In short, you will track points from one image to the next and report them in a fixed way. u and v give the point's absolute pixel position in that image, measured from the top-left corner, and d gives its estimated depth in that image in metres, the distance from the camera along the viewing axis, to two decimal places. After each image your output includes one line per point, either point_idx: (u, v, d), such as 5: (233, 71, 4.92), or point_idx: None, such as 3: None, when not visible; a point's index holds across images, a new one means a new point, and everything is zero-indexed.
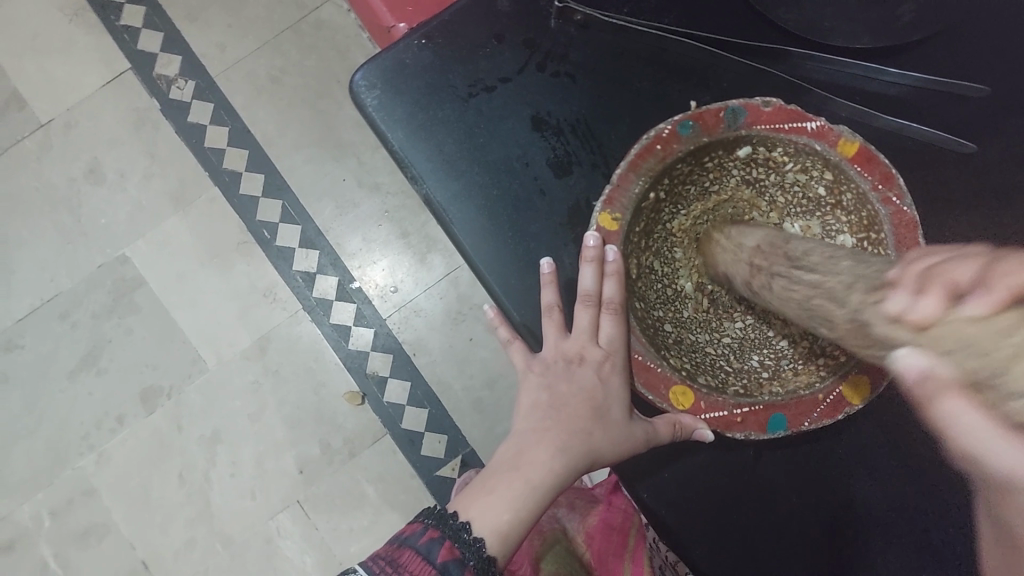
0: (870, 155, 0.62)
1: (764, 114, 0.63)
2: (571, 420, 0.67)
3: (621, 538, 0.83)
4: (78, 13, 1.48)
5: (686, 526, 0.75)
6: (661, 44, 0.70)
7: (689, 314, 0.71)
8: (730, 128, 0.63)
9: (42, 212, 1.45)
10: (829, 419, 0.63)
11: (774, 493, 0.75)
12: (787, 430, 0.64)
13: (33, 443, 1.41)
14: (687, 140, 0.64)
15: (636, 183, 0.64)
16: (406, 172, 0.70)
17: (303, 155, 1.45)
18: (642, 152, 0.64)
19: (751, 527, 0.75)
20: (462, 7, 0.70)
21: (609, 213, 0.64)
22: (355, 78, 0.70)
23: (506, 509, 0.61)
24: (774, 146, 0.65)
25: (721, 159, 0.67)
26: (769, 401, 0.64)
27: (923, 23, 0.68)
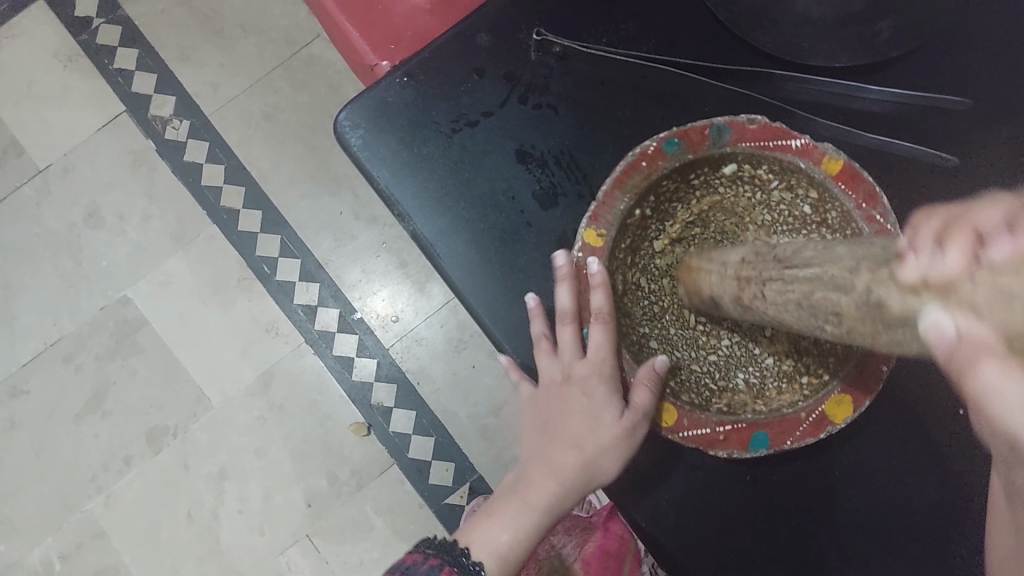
0: (854, 173, 0.62)
1: (749, 131, 0.63)
2: (565, 435, 0.69)
3: (616, 564, 0.90)
4: (72, 59, 1.50)
5: (687, 551, 0.74)
6: (641, 72, 0.70)
7: (676, 332, 0.71)
8: (715, 145, 0.64)
9: (43, 256, 1.46)
10: (811, 437, 0.63)
11: (772, 513, 0.74)
12: (769, 448, 0.64)
13: (41, 488, 1.41)
14: (672, 158, 0.64)
15: (623, 200, 0.64)
16: (394, 210, 0.70)
17: (299, 189, 1.46)
18: (627, 169, 0.64)
19: (752, 548, 0.74)
20: (441, 44, 0.71)
21: (594, 229, 0.64)
22: (339, 119, 0.70)
23: (504, 531, 0.65)
24: (759, 164, 0.65)
25: (707, 178, 0.68)
26: (753, 419, 0.64)
27: (902, 39, 0.68)
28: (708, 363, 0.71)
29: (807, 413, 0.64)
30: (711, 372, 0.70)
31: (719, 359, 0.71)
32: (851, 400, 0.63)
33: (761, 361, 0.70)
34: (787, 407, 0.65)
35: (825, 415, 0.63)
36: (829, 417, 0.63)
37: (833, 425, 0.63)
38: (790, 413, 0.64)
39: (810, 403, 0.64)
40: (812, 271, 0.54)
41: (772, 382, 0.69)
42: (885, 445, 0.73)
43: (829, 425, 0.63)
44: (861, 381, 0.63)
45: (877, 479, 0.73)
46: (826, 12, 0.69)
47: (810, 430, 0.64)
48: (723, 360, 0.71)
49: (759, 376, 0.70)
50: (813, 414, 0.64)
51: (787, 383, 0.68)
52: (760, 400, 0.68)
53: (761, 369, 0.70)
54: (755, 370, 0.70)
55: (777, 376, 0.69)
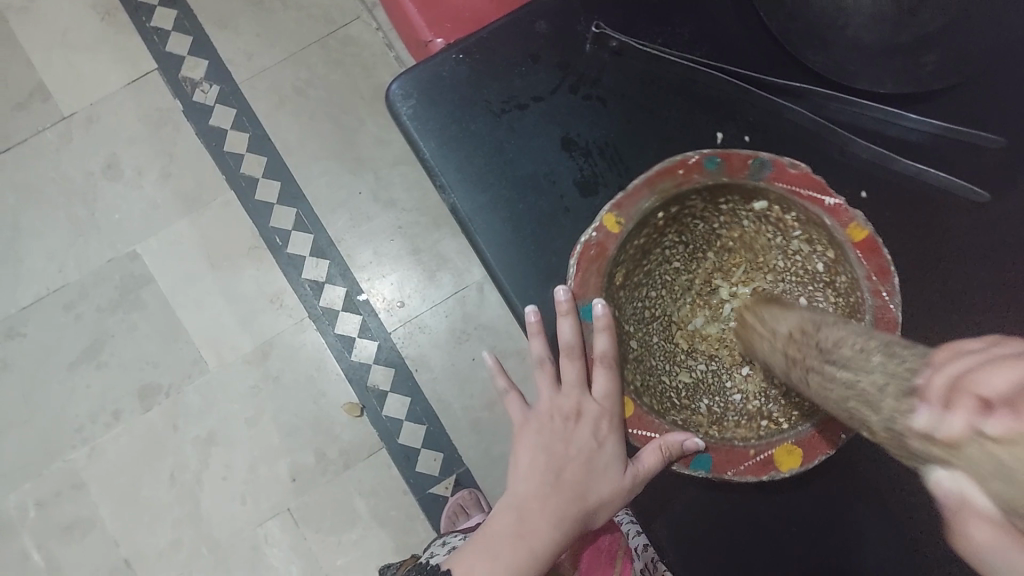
0: (875, 246, 0.62)
1: (789, 174, 0.64)
2: (573, 482, 0.71)
3: (609, 560, 0.92)
4: (111, 12, 1.51)
5: (688, 552, 0.75)
6: (691, 75, 0.72)
7: (657, 346, 0.73)
8: (753, 176, 0.64)
9: (57, 202, 1.46)
10: (752, 476, 0.64)
11: (773, 520, 0.75)
12: (708, 472, 0.65)
13: (25, 433, 1.40)
14: (708, 175, 0.65)
15: (647, 198, 0.65)
16: (435, 181, 0.71)
17: (321, 165, 1.47)
18: (661, 171, 0.65)
19: (751, 555, 0.75)
20: (500, 27, 0.72)
21: (614, 214, 0.64)
22: (392, 88, 0.71)
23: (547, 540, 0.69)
24: (789, 209, 0.65)
25: (735, 206, 0.68)
26: (701, 439, 0.65)
27: (947, 72, 0.70)
28: (677, 381, 0.71)
29: (755, 452, 0.64)
30: (677, 388, 0.71)
31: (689, 380, 0.72)
32: (802, 453, 0.64)
33: (727, 395, 0.71)
34: (739, 440, 0.66)
35: (773, 459, 0.64)
36: (778, 463, 0.64)
37: (778, 471, 0.64)
38: (739, 446, 0.65)
39: (764, 442, 0.65)
40: (847, 376, 0.50)
41: (732, 416, 0.69)
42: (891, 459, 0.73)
43: (773, 470, 0.64)
44: (821, 438, 0.64)
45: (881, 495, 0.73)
46: (874, 41, 0.70)
47: (753, 470, 0.64)
48: (694, 385, 0.72)
49: (722, 407, 0.70)
50: (761, 454, 0.64)
51: (746, 421, 0.69)
52: (716, 426, 0.68)
53: (726, 401, 0.71)
54: (721, 402, 0.71)
55: (740, 413, 0.70)
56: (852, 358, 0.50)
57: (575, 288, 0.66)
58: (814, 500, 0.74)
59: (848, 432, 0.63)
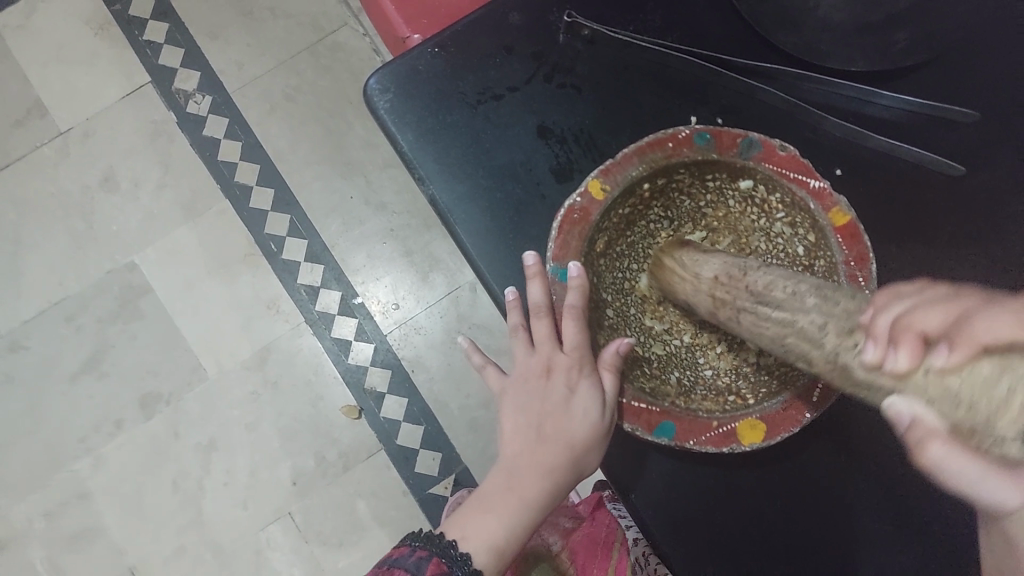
0: (855, 232, 0.63)
1: (777, 156, 0.65)
2: (559, 435, 0.69)
3: (604, 552, 0.94)
4: (103, 27, 1.53)
5: (676, 534, 0.75)
6: (664, 61, 0.73)
7: (634, 316, 0.74)
8: (741, 155, 0.65)
9: (55, 216, 1.48)
10: (713, 446, 0.65)
11: (759, 498, 0.75)
12: (672, 440, 0.66)
13: (29, 444, 1.42)
14: (697, 150, 0.66)
15: (636, 167, 0.66)
16: (413, 173, 0.72)
17: (313, 171, 1.49)
18: (652, 142, 0.66)
19: (738, 534, 0.75)
20: (474, 19, 0.73)
21: (600, 181, 0.65)
22: (369, 82, 0.72)
23: (502, 526, 0.66)
24: (774, 190, 0.66)
25: (721, 184, 0.69)
26: (666, 407, 0.66)
27: (915, 50, 0.70)
28: (650, 352, 0.73)
29: (718, 424, 0.66)
30: (650, 359, 0.72)
31: (663, 352, 0.73)
32: (765, 428, 0.65)
33: (699, 371, 0.73)
34: (704, 411, 0.67)
35: (735, 432, 0.66)
36: (739, 437, 0.66)
37: (739, 444, 0.66)
38: (704, 418, 0.66)
39: (728, 416, 0.66)
40: (783, 317, 0.59)
41: (700, 390, 0.71)
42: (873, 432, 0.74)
43: (733, 443, 0.66)
44: (785, 416, 0.65)
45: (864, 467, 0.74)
46: (846, 19, 0.71)
47: (715, 440, 0.66)
48: (667, 358, 0.73)
49: (692, 381, 0.72)
50: (724, 426, 0.66)
51: (714, 395, 0.70)
52: (683, 397, 0.69)
53: (695, 376, 0.72)
54: (690, 376, 0.72)
55: (708, 387, 0.71)
56: (786, 301, 0.59)
57: (557, 250, 0.66)
58: (796, 475, 0.75)
59: (813, 411, 0.65)
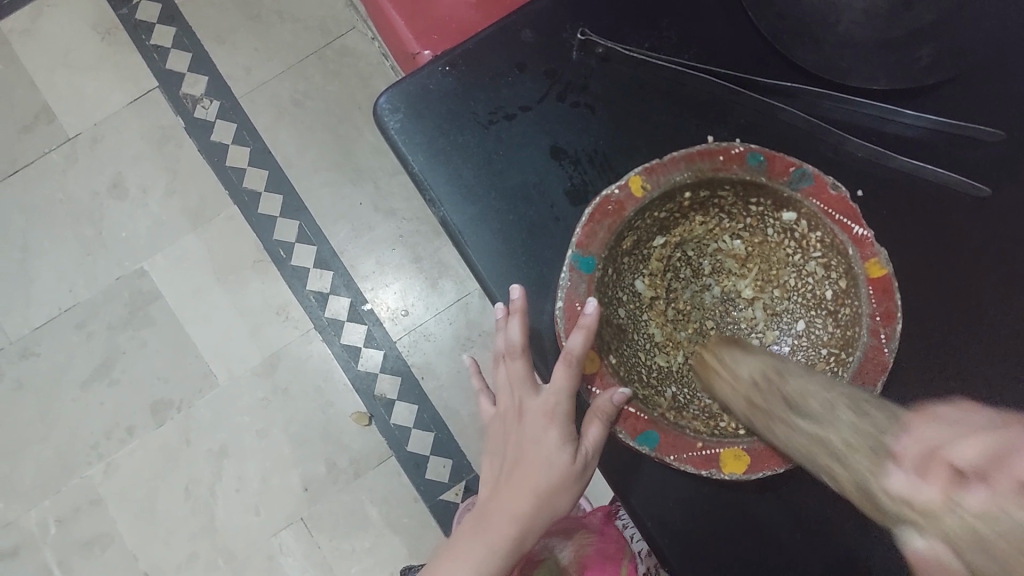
0: (888, 287, 0.62)
1: (827, 193, 0.63)
2: (528, 477, 0.68)
3: (614, 565, 0.94)
4: (110, 32, 1.52)
5: (671, 536, 0.74)
6: (680, 78, 0.72)
7: (645, 322, 0.72)
8: (790, 185, 0.63)
9: (65, 222, 1.48)
10: (693, 466, 0.64)
11: (764, 506, 0.74)
12: (652, 450, 0.64)
13: (42, 451, 1.42)
14: (748, 169, 0.64)
15: (682, 172, 0.64)
16: (424, 194, 0.72)
17: (322, 176, 1.48)
18: (703, 151, 0.64)
19: (733, 538, 0.74)
20: (485, 37, 0.72)
21: (643, 178, 0.64)
22: (379, 101, 0.72)
23: (469, 570, 0.65)
24: (816, 227, 0.65)
25: (763, 210, 0.68)
26: (655, 417, 0.65)
27: (938, 68, 0.69)
28: (654, 362, 0.71)
29: (703, 446, 0.64)
30: (651, 368, 0.70)
31: (668, 366, 0.71)
32: (749, 462, 0.64)
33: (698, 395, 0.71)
34: (692, 430, 0.65)
35: (718, 458, 0.64)
36: (721, 463, 0.64)
37: (719, 470, 0.64)
38: (690, 436, 0.65)
39: (715, 440, 0.65)
40: (813, 426, 0.53)
41: (694, 410, 0.69)
42: None
43: (715, 467, 0.64)
44: (773, 453, 0.64)
45: None
46: (868, 34, 0.70)
47: (698, 462, 0.64)
48: (668, 371, 0.71)
49: (688, 398, 0.70)
50: (710, 449, 0.64)
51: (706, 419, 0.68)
52: (676, 411, 0.68)
53: (691, 395, 0.71)
54: (687, 394, 0.71)
55: (701, 408, 0.70)
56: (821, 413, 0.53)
57: (582, 238, 0.64)
58: (805, 487, 0.74)
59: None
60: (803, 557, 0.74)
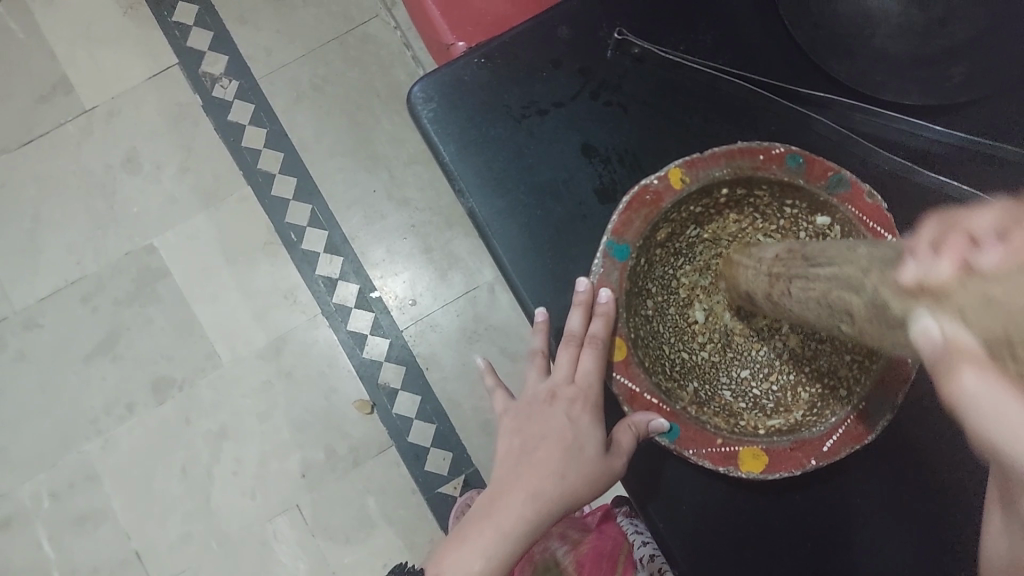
0: None
1: (864, 201, 0.64)
2: (549, 464, 0.68)
3: (609, 564, 0.94)
4: (132, 6, 1.52)
5: (687, 547, 0.74)
6: (714, 83, 0.72)
7: (672, 314, 0.72)
8: (827, 189, 0.64)
9: (76, 195, 1.47)
10: (712, 462, 0.64)
11: (778, 518, 0.75)
12: (672, 443, 0.65)
13: (40, 423, 1.42)
14: (787, 171, 0.65)
15: (721, 168, 0.65)
16: (453, 185, 0.72)
17: (337, 162, 1.48)
18: (743, 150, 0.65)
19: (747, 551, 0.75)
20: (522, 31, 0.73)
21: (683, 170, 0.65)
22: (413, 90, 0.72)
23: (478, 559, 0.63)
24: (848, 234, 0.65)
25: (797, 213, 0.68)
26: (677, 409, 0.65)
27: (973, 84, 0.68)
28: (677, 352, 0.71)
29: (722, 442, 0.65)
30: (675, 360, 0.71)
31: (690, 359, 0.72)
32: (767, 461, 0.65)
33: (718, 388, 0.71)
34: (711, 425, 0.66)
35: (736, 455, 0.65)
36: (739, 461, 0.65)
37: (737, 468, 0.65)
38: (710, 431, 0.65)
39: (734, 437, 0.65)
40: (832, 271, 0.53)
41: (714, 405, 0.69)
42: (904, 461, 0.74)
43: (732, 465, 0.65)
44: (790, 455, 0.65)
45: (893, 495, 0.74)
46: (901, 49, 0.69)
47: (716, 458, 0.65)
48: (690, 364, 0.71)
49: (710, 392, 0.70)
50: (728, 446, 0.65)
51: (726, 416, 0.68)
52: (698, 405, 0.68)
53: (713, 391, 0.71)
54: (708, 390, 0.71)
55: (722, 405, 0.70)
56: (838, 257, 0.54)
57: (618, 226, 0.65)
58: (819, 499, 0.75)
59: (819, 460, 0.64)
60: (817, 569, 0.74)
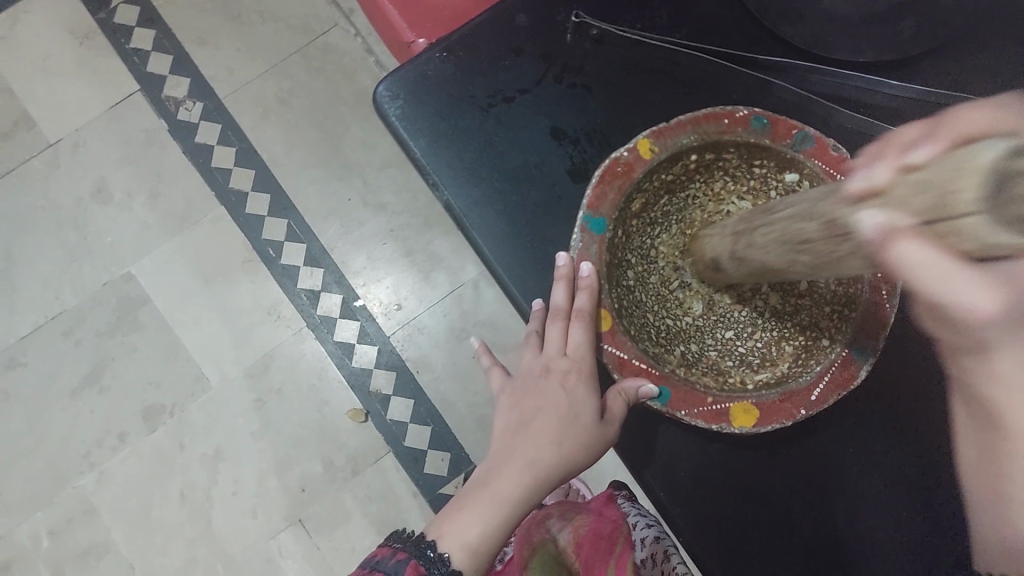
0: None
1: (829, 155, 0.66)
2: (546, 432, 0.69)
3: (607, 545, 0.92)
4: (88, 36, 1.51)
5: (684, 509, 0.76)
6: (673, 58, 0.74)
7: (654, 283, 0.74)
8: (793, 147, 0.66)
9: (48, 230, 1.46)
10: (704, 420, 0.65)
11: (770, 474, 0.76)
12: (665, 406, 0.65)
13: (32, 462, 1.40)
14: (752, 132, 0.66)
15: (688, 135, 0.66)
16: (427, 179, 0.73)
17: (309, 174, 1.48)
18: (708, 115, 0.66)
19: (743, 508, 0.76)
20: (480, 23, 0.74)
21: (651, 139, 0.66)
22: (379, 89, 0.73)
23: (477, 524, 0.63)
24: (818, 188, 0.67)
25: (766, 174, 0.70)
26: (666, 373, 0.66)
27: (923, 36, 0.71)
28: (662, 319, 0.72)
29: (712, 401, 0.66)
30: (660, 326, 0.72)
31: (674, 325, 0.73)
32: (757, 415, 0.65)
33: (706, 349, 0.73)
34: (700, 386, 0.67)
35: (727, 412, 0.66)
36: (731, 417, 0.65)
37: (729, 424, 0.66)
38: (700, 391, 0.66)
39: (724, 395, 0.66)
40: (788, 208, 0.57)
41: (703, 366, 0.70)
42: (888, 408, 0.76)
43: (725, 422, 0.66)
44: (780, 408, 0.66)
45: (879, 442, 0.75)
46: (851, 9, 0.71)
47: (707, 416, 0.66)
48: (676, 329, 0.73)
49: (698, 352, 0.72)
50: (719, 403, 0.66)
51: (715, 376, 0.70)
52: (687, 367, 0.69)
53: (700, 352, 0.72)
54: (695, 352, 0.72)
55: (710, 366, 0.71)
56: (792, 199, 0.57)
57: (593, 200, 0.66)
58: (810, 452, 0.76)
59: (809, 409, 0.65)
60: (811, 519, 0.75)
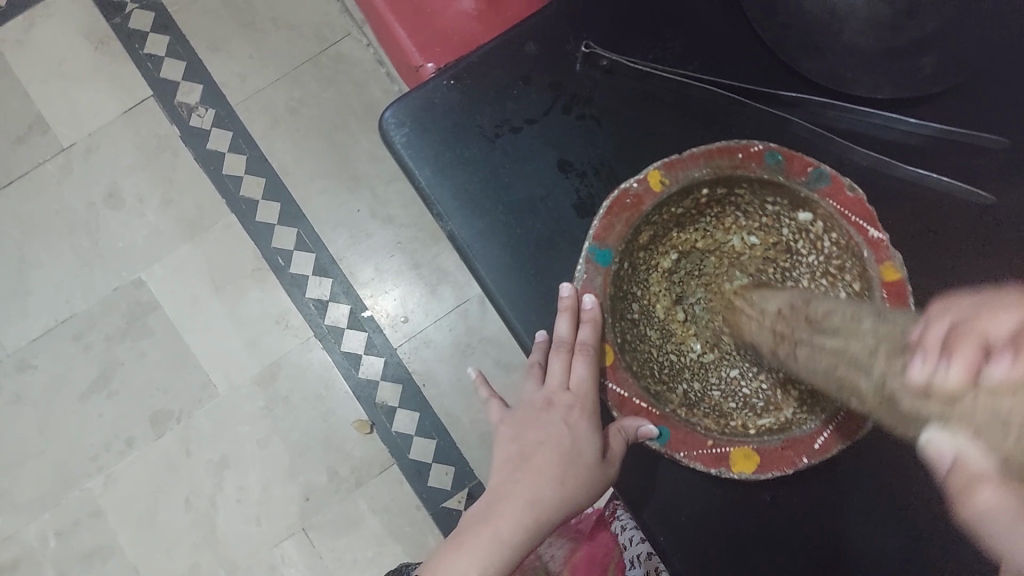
0: (900, 293, 0.61)
1: (844, 195, 0.64)
2: (547, 468, 0.68)
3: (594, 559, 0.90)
4: (104, 40, 1.51)
5: (681, 549, 0.74)
6: (685, 91, 0.72)
7: (658, 317, 0.73)
8: (808, 185, 0.64)
9: (61, 234, 1.47)
10: (702, 464, 0.64)
11: (770, 515, 0.75)
12: (663, 446, 0.64)
13: (41, 465, 1.41)
14: (766, 169, 0.65)
15: (700, 169, 0.65)
16: (432, 209, 0.72)
17: (318, 184, 1.47)
18: (722, 149, 0.65)
19: (740, 550, 0.75)
20: (489, 51, 0.73)
21: (662, 172, 0.65)
22: (386, 116, 0.72)
23: (475, 565, 0.63)
24: (831, 228, 0.65)
25: (779, 210, 0.68)
26: (666, 413, 0.65)
27: (944, 74, 0.69)
28: (665, 355, 0.72)
29: (713, 444, 0.65)
30: (663, 362, 0.71)
31: (677, 360, 0.72)
32: (758, 460, 0.64)
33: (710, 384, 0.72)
34: (701, 428, 0.66)
35: (727, 456, 0.64)
36: (731, 462, 0.64)
37: (729, 468, 0.64)
38: (701, 434, 0.65)
39: (725, 439, 0.65)
40: (839, 343, 0.57)
41: (705, 407, 0.69)
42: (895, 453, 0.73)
43: (723, 466, 0.64)
44: (780, 456, 0.65)
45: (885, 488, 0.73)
46: (873, 43, 0.70)
47: (705, 459, 0.65)
48: (679, 364, 0.72)
49: (702, 388, 0.71)
50: (719, 447, 0.64)
51: (716, 417, 0.68)
52: (689, 407, 0.68)
53: (704, 390, 0.71)
54: (698, 391, 0.71)
55: (712, 406, 0.70)
56: (843, 327, 0.58)
57: (600, 231, 0.65)
58: (812, 496, 0.75)
59: (812, 457, 0.64)
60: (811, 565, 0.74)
